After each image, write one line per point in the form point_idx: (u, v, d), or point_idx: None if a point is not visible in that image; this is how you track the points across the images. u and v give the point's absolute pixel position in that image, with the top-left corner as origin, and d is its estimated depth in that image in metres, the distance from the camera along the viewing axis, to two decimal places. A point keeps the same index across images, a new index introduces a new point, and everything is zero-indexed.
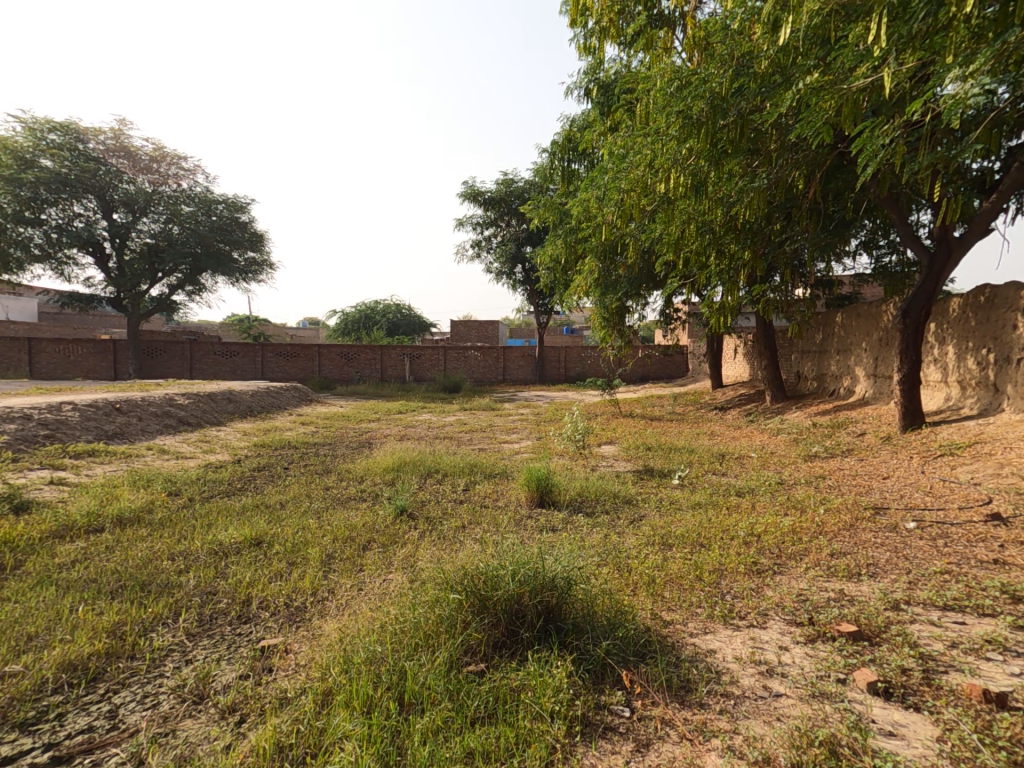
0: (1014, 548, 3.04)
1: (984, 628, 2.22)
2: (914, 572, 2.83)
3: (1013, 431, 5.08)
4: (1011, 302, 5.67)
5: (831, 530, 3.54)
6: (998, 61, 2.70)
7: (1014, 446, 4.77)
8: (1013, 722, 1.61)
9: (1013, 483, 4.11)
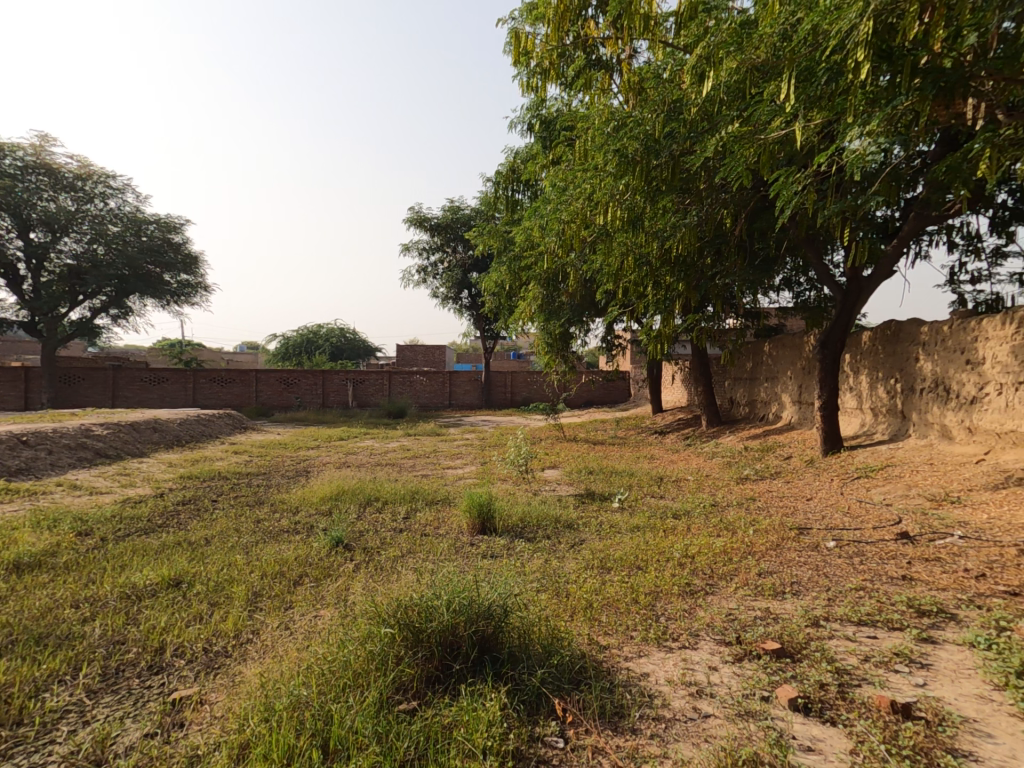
0: (920, 564, 3.28)
1: (893, 642, 2.37)
2: (833, 589, 2.99)
3: (919, 454, 5.59)
4: (914, 337, 6.23)
5: (760, 550, 3.69)
6: (891, 123, 3.03)
7: (921, 470, 5.20)
8: (915, 732, 1.72)
9: (919, 504, 4.49)
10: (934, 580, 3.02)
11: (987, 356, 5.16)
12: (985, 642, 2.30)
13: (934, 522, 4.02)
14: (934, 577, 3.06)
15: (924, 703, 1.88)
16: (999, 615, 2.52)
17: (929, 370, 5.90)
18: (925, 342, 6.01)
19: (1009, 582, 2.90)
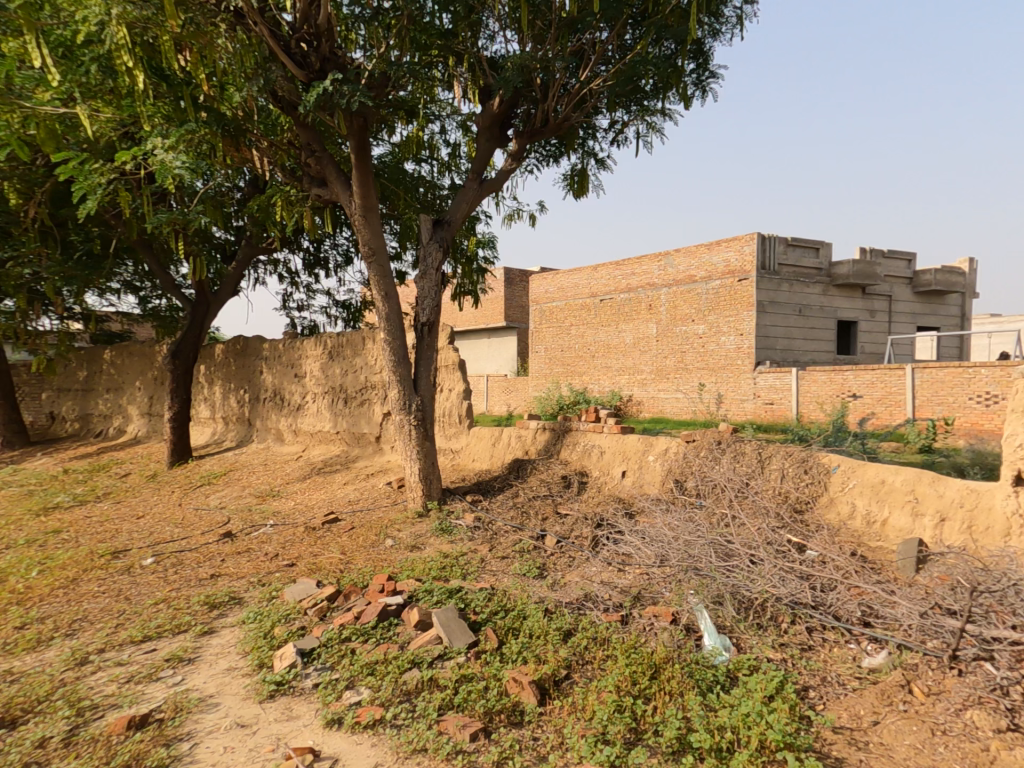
0: (229, 560, 3.95)
1: (170, 648, 2.87)
2: (119, 615, 3.21)
3: (255, 457, 6.52)
4: (257, 352, 7.16)
5: (39, 595, 3.55)
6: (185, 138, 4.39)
7: (254, 469, 6.14)
8: (140, 740, 2.17)
9: (249, 499, 5.28)
10: (234, 572, 3.72)
11: (308, 371, 6.42)
12: (257, 614, 3.13)
13: (256, 516, 4.81)
14: (235, 569, 3.76)
15: (167, 704, 2.40)
16: (277, 585, 3.44)
17: (270, 381, 6.92)
18: (265, 357, 7.00)
19: (287, 555, 3.93)
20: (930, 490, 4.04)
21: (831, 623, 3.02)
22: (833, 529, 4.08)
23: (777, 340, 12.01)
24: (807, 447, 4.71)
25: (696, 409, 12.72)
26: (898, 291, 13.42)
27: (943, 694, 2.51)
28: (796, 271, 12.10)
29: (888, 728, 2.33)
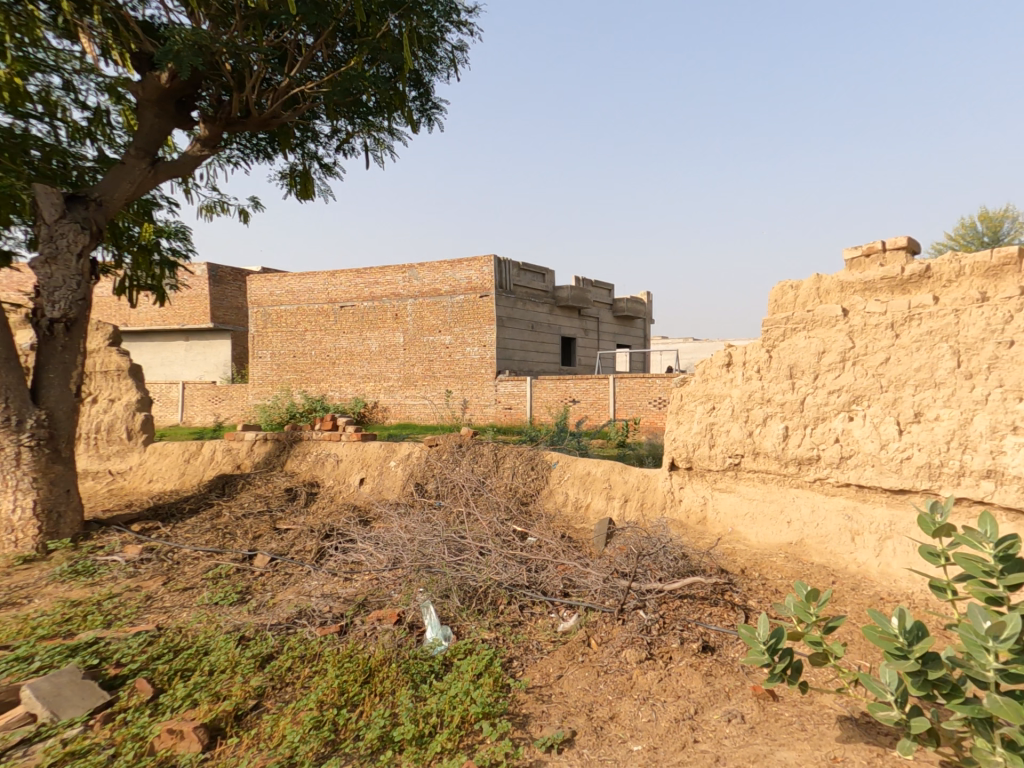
0: None
1: None
2: None
3: None
4: None
5: None
6: None
7: None
8: None
9: None
10: None
11: None
12: None
13: None
14: None
15: None
16: None
17: None
18: None
19: None
20: (620, 478, 5.39)
21: (537, 599, 3.70)
22: (549, 516, 5.19)
23: (514, 352, 13.84)
24: (535, 451, 5.97)
25: (441, 414, 13.51)
26: (604, 313, 16.74)
27: (609, 642, 3.27)
28: (528, 292, 14.13)
29: (566, 679, 3.00)
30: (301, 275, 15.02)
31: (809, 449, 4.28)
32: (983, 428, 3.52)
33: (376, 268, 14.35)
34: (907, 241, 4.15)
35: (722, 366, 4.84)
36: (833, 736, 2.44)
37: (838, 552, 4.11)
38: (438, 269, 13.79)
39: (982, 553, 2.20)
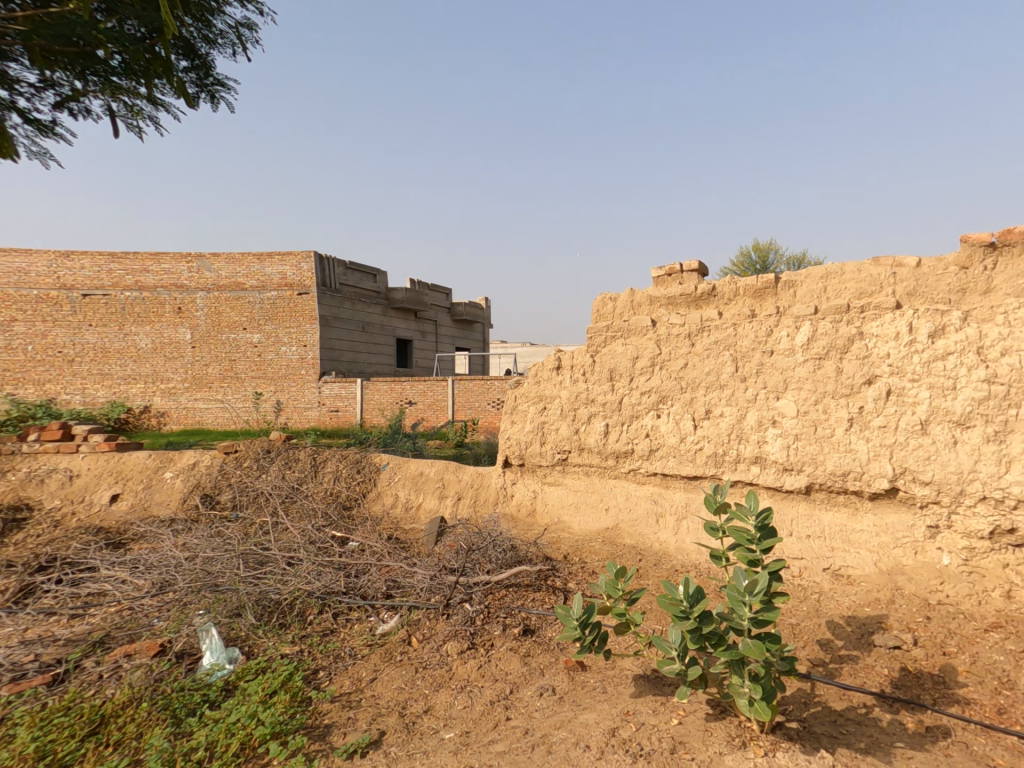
0: None
1: None
2: None
3: None
4: None
5: None
6: None
7: None
8: None
9: None
10: None
11: None
12: None
13: None
14: None
15: None
16: None
17: None
18: None
19: None
20: (453, 478, 5.86)
21: (355, 604, 4.09)
22: (375, 519, 5.64)
23: (341, 354, 15.44)
24: (363, 454, 6.48)
25: (251, 417, 14.61)
26: (440, 317, 19.04)
27: (432, 637, 3.65)
28: (354, 291, 15.87)
29: (382, 680, 3.25)
30: (7, 252, 14.21)
31: (625, 443, 4.81)
32: (753, 421, 4.20)
33: (138, 251, 14.44)
34: (699, 265, 4.84)
35: (553, 369, 5.26)
36: (628, 694, 2.87)
37: (645, 532, 4.67)
38: (241, 262, 14.58)
39: (745, 524, 2.68)
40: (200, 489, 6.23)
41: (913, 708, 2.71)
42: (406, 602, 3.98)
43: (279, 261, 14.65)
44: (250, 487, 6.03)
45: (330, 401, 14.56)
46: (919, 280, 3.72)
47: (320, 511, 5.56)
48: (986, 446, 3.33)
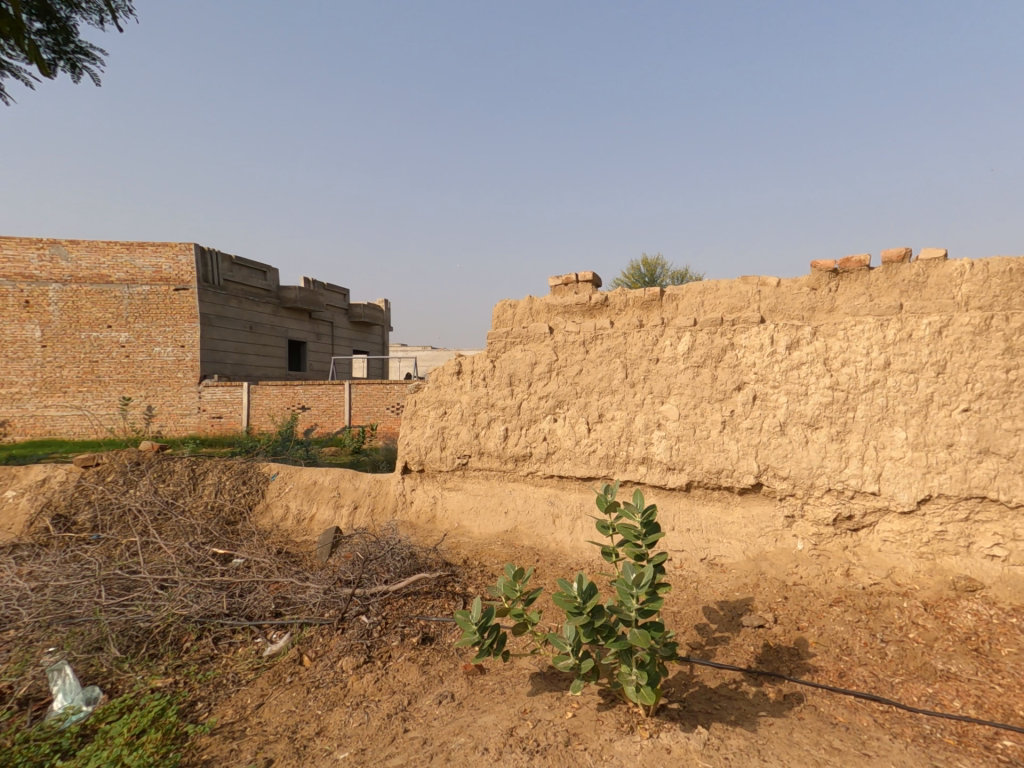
0: None
1: None
2: None
3: None
4: None
5: None
6: None
7: None
8: None
9: None
10: None
11: None
12: None
13: None
14: None
15: None
16: None
17: None
18: None
19: None
20: (349, 486, 5.61)
21: (240, 626, 3.81)
22: (263, 532, 5.27)
23: (226, 357, 14.27)
24: (249, 464, 6.01)
25: (116, 425, 13.07)
26: (337, 319, 18.28)
27: (325, 654, 3.49)
28: (241, 288, 14.78)
29: (270, 705, 3.05)
30: None
31: (523, 447, 4.92)
32: (641, 424, 4.49)
33: None
34: (593, 276, 5.08)
35: (453, 374, 5.26)
36: (525, 692, 2.94)
37: (543, 533, 4.80)
38: (106, 251, 13.08)
39: (633, 521, 2.85)
40: (51, 510, 5.46)
41: (773, 679, 3.05)
42: (297, 619, 3.77)
43: (152, 251, 13.26)
44: (114, 504, 5.37)
45: (211, 407, 13.40)
46: (778, 298, 4.20)
47: (200, 529, 5.09)
48: (831, 444, 3.84)
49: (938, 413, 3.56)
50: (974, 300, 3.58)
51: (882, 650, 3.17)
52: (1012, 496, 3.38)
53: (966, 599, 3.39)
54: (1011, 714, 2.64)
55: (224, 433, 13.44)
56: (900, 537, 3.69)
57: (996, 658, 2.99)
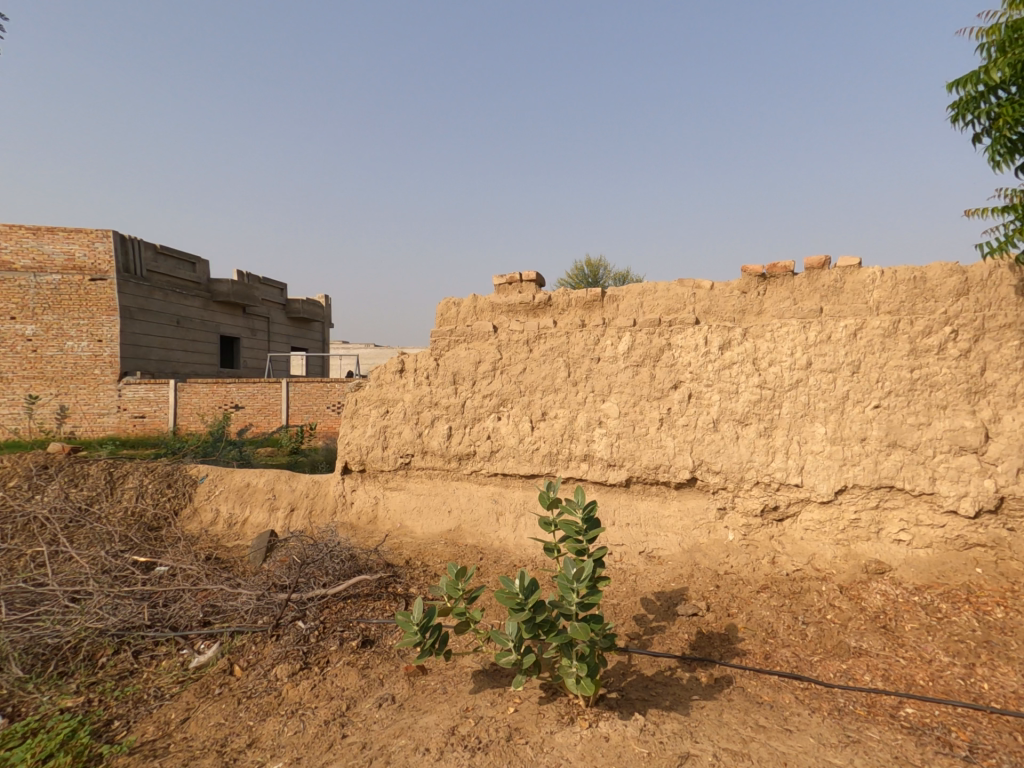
0: None
1: None
2: None
3: None
4: None
5: None
6: None
7: None
8: None
9: None
10: None
11: None
12: None
13: None
14: None
15: None
16: None
17: None
18: None
19: None
20: (286, 487, 5.40)
21: (163, 637, 3.60)
22: (190, 538, 5.00)
23: (149, 353, 13.39)
24: (175, 466, 5.69)
25: (21, 425, 12.02)
26: (273, 314, 17.54)
27: (258, 663, 3.36)
28: (167, 280, 13.93)
29: (196, 720, 2.90)
30: None
31: (467, 445, 4.91)
32: (583, 421, 4.58)
33: None
34: (537, 276, 5.13)
35: (396, 372, 5.17)
36: (466, 691, 2.94)
37: (486, 531, 4.81)
38: (8, 235, 11.96)
39: (573, 516, 2.91)
40: None
41: (705, 664, 3.20)
42: (228, 628, 3.60)
43: (63, 237, 12.25)
44: (16, 512, 4.91)
45: (133, 406, 12.56)
46: (712, 300, 4.38)
47: (118, 536, 4.76)
48: (760, 439, 4.05)
49: (854, 410, 3.84)
50: (884, 305, 3.87)
51: (803, 631, 3.38)
52: (916, 485, 3.69)
53: (876, 581, 3.68)
54: (913, 684, 2.89)
55: (148, 433, 12.65)
56: (820, 525, 3.95)
57: (901, 633, 3.26)
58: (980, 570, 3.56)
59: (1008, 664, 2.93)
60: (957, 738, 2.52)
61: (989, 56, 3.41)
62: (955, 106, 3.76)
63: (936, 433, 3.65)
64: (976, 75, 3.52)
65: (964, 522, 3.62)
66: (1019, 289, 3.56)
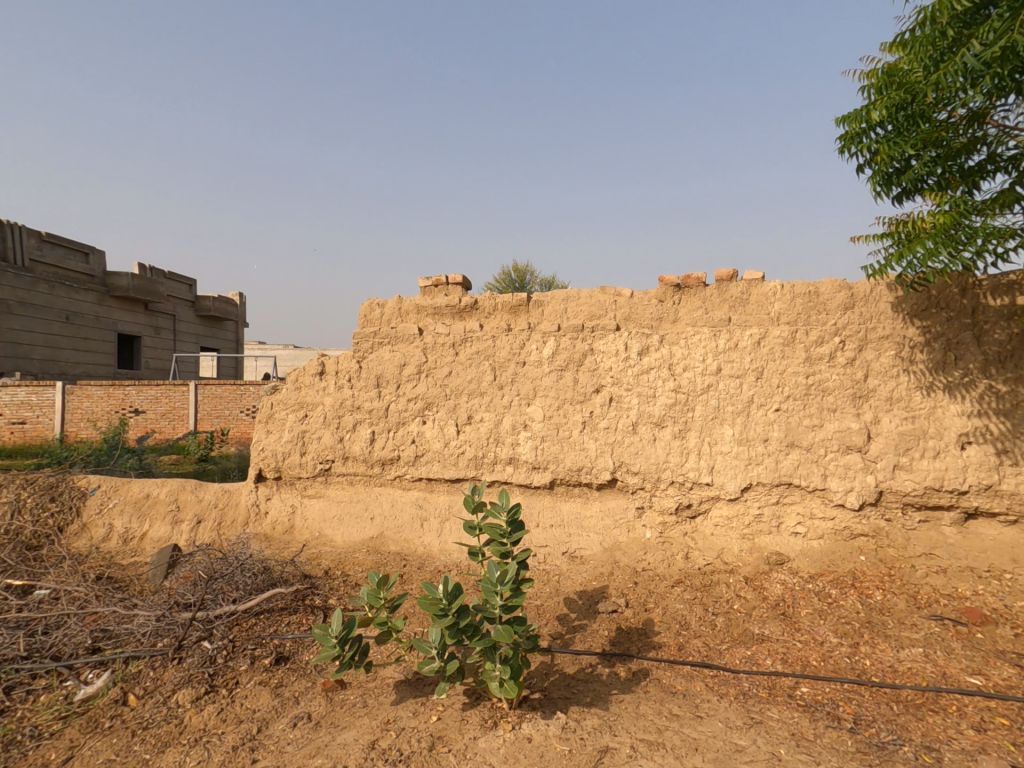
0: None
1: None
2: None
3: None
4: None
5: None
6: None
7: None
8: None
9: None
10: None
11: None
12: None
13: None
14: None
15: None
16: None
17: None
18: None
19: None
20: (192, 498, 5.02)
21: (42, 669, 3.25)
22: (77, 557, 4.53)
23: (31, 352, 12.12)
24: (60, 477, 5.14)
25: None
26: (180, 312, 16.26)
27: (157, 689, 3.10)
28: (55, 271, 12.63)
29: (81, 759, 2.63)
30: None
31: (390, 450, 4.80)
32: (508, 425, 4.61)
33: None
34: (463, 279, 5.11)
35: (315, 374, 4.96)
36: (388, 702, 2.87)
37: (410, 537, 4.71)
38: None
39: (497, 520, 2.90)
40: None
41: (624, 659, 3.31)
42: (121, 654, 3.30)
43: None
44: None
45: (11, 411, 11.40)
46: (631, 308, 4.56)
47: None
48: (674, 441, 4.26)
49: (757, 413, 4.13)
50: (784, 316, 4.19)
51: (712, 622, 3.59)
52: (810, 482, 4.03)
53: (777, 571, 3.98)
54: (807, 664, 3.15)
55: (30, 441, 11.45)
56: (728, 521, 4.21)
57: (798, 619, 3.54)
58: (863, 558, 3.94)
59: (885, 642, 3.27)
60: (844, 712, 2.78)
61: (869, 96, 3.80)
62: (841, 139, 4.15)
63: (827, 434, 4.00)
64: (859, 112, 3.91)
65: (850, 514, 4.00)
66: (895, 305, 3.98)
